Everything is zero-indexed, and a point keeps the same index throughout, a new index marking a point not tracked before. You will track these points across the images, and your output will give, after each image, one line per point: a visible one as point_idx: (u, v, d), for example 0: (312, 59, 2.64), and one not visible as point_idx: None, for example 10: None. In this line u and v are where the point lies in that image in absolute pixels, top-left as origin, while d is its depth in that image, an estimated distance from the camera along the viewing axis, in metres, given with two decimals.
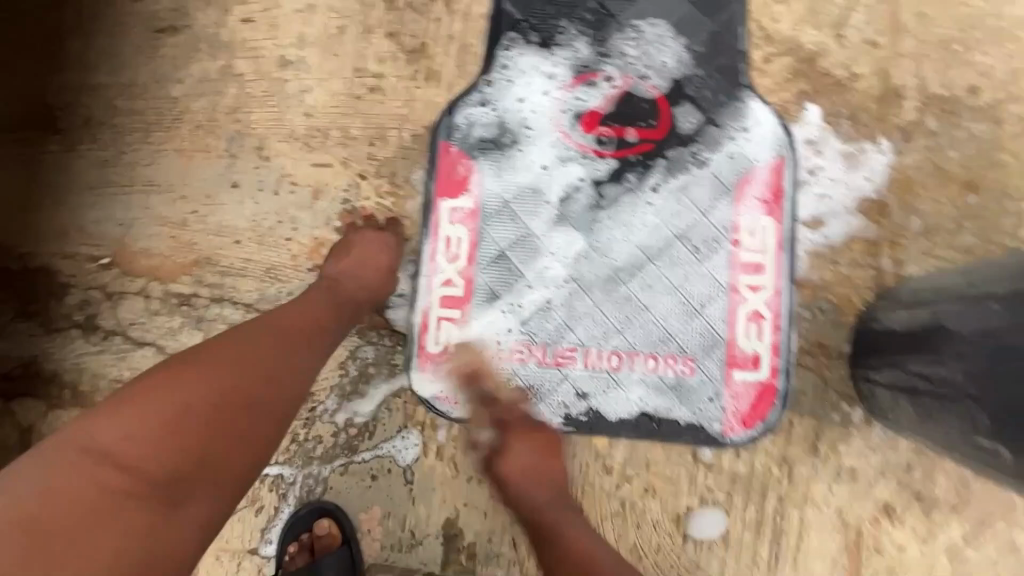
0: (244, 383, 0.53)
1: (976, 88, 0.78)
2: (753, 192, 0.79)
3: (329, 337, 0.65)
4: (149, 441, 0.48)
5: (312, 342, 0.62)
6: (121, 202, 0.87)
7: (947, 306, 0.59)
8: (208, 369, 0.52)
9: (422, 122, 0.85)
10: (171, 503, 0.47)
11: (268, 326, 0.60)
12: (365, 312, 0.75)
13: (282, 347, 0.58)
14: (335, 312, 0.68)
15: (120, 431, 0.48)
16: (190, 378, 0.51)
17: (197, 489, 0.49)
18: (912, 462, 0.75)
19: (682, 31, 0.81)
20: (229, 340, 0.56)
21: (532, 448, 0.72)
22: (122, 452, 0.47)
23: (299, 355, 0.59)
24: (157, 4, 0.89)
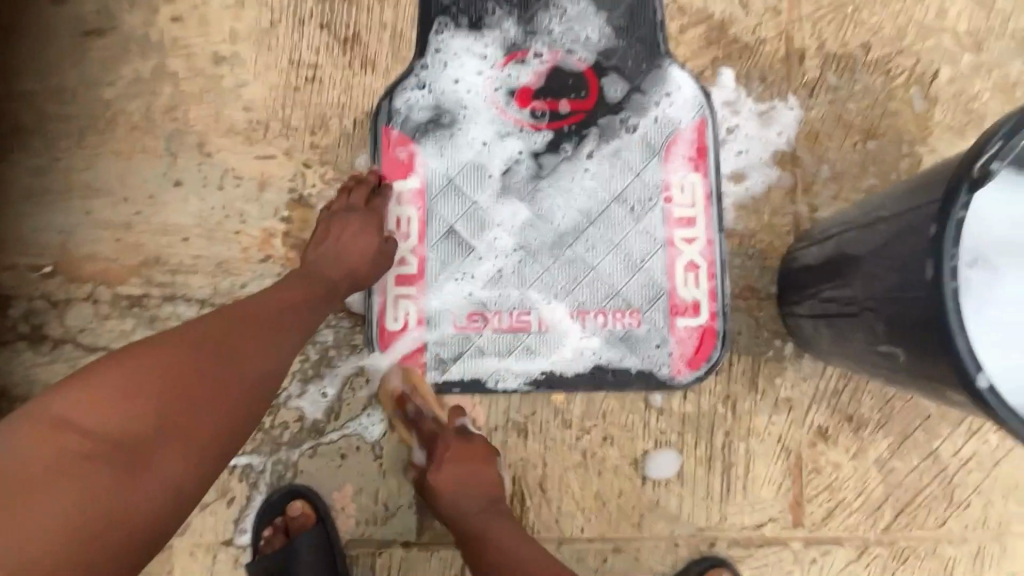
0: (210, 359, 0.56)
1: (867, 45, 0.86)
2: (680, 152, 0.84)
3: (302, 317, 0.67)
4: (114, 411, 0.51)
5: (283, 321, 0.64)
6: (60, 208, 0.86)
7: (849, 235, 0.66)
8: (174, 347, 0.55)
9: (362, 108, 0.87)
10: (132, 470, 0.49)
11: (237, 309, 0.62)
12: (346, 292, 0.75)
13: (252, 329, 0.61)
14: (307, 291, 0.70)
15: (87, 399, 0.51)
16: (158, 356, 0.54)
17: (162, 459, 0.51)
18: (839, 387, 0.82)
19: (602, 7, 0.86)
20: (199, 324, 0.59)
21: (460, 460, 0.73)
22: (89, 422, 0.50)
23: (269, 336, 0.61)
24: (80, 8, 0.88)
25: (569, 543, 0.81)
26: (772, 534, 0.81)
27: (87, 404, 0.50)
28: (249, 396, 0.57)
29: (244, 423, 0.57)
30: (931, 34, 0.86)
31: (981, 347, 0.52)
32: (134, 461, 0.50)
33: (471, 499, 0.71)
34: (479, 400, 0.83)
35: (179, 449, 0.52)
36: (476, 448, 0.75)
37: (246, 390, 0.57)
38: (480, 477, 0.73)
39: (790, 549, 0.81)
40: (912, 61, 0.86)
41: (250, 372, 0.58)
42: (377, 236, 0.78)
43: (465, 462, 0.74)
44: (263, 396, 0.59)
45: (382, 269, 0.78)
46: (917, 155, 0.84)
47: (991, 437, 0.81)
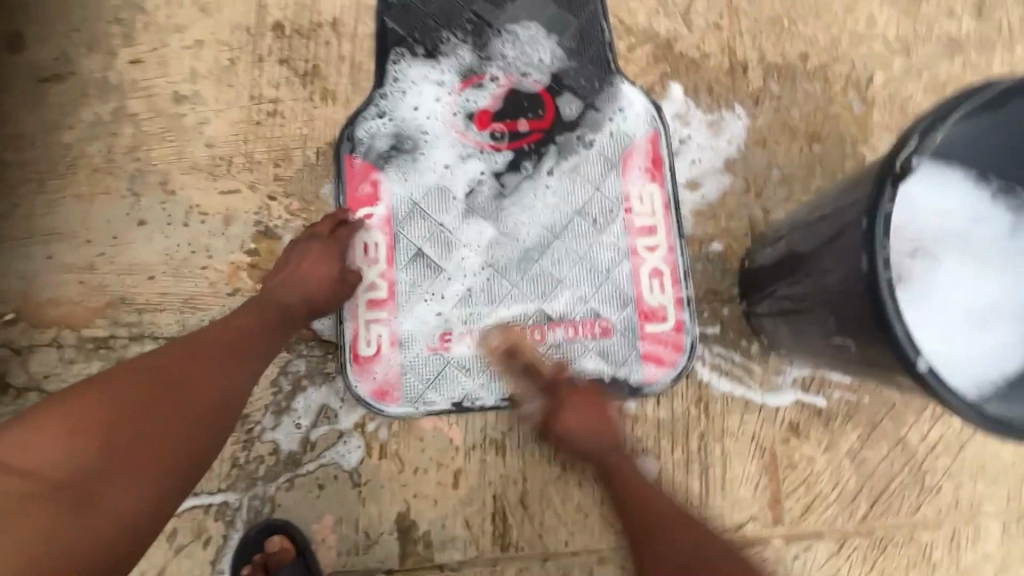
0: (155, 392, 0.56)
1: (805, 54, 0.91)
2: (636, 163, 0.87)
3: (258, 344, 0.66)
4: (57, 446, 0.51)
5: (236, 348, 0.64)
6: (21, 254, 0.85)
7: (797, 234, 0.69)
8: (119, 383, 0.55)
9: (324, 139, 0.88)
10: (71, 508, 0.49)
11: (195, 339, 0.63)
12: (301, 320, 0.74)
13: (206, 357, 0.61)
14: (261, 317, 0.70)
15: (30, 440, 0.51)
16: (105, 389, 0.55)
17: (105, 490, 0.51)
18: (806, 382, 0.84)
19: (552, 30, 0.90)
20: (152, 356, 0.59)
21: (582, 405, 0.77)
22: (30, 459, 0.50)
23: (223, 363, 0.61)
24: (37, 55, 0.89)
25: (554, 558, 0.80)
26: (754, 533, 0.82)
27: (27, 444, 0.51)
28: (204, 423, 0.57)
29: (199, 450, 0.56)
30: (863, 42, 0.91)
31: (923, 336, 0.54)
32: (78, 494, 0.50)
33: (602, 438, 0.76)
34: (455, 420, 0.83)
35: (126, 479, 0.52)
36: (594, 399, 0.78)
37: (200, 414, 0.57)
38: (605, 447, 0.76)
39: (773, 547, 0.81)
40: (848, 67, 0.91)
41: (204, 397, 0.58)
42: (338, 265, 0.78)
43: (587, 407, 0.77)
44: (220, 423, 0.58)
45: (339, 296, 0.78)
46: (860, 155, 0.88)
47: (955, 421, 0.84)
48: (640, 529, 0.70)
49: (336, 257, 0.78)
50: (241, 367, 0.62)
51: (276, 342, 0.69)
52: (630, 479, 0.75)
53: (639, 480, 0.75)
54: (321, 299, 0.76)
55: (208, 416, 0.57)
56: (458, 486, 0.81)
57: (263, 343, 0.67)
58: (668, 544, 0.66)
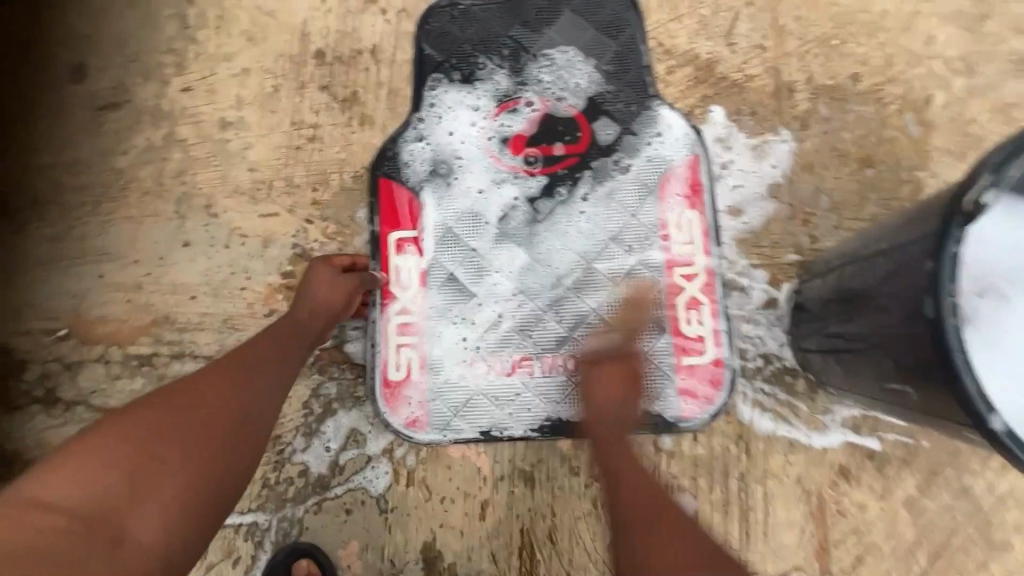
0: (185, 418, 0.55)
1: (857, 75, 0.86)
2: (674, 189, 0.84)
3: (277, 367, 0.66)
4: (90, 479, 0.49)
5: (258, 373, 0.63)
6: (74, 273, 0.89)
7: (850, 268, 0.65)
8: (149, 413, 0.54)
9: (361, 163, 0.89)
10: (110, 539, 0.47)
11: (215, 369, 0.61)
12: (320, 325, 0.74)
13: (226, 385, 0.60)
14: (275, 339, 0.69)
15: (58, 477, 0.48)
16: (124, 427, 0.52)
17: (138, 523, 0.48)
18: (858, 423, 0.79)
19: (590, 54, 0.89)
20: (167, 389, 0.57)
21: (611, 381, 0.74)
22: (55, 499, 0.47)
23: (247, 387, 0.61)
24: (97, 84, 0.94)
25: None
26: None
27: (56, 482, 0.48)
28: (234, 449, 0.56)
29: (229, 476, 0.55)
30: (921, 61, 0.86)
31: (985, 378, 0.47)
32: (109, 531, 0.47)
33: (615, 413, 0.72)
34: (483, 448, 0.81)
35: (159, 509, 0.49)
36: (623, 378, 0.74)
37: (231, 433, 0.56)
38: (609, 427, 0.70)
39: None
40: (904, 88, 0.86)
41: (230, 418, 0.57)
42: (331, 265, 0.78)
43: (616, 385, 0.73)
44: (250, 448, 0.57)
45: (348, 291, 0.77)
46: (918, 181, 0.83)
47: None
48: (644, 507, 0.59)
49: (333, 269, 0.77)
50: (265, 392, 0.62)
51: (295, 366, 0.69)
52: (629, 459, 0.67)
53: (632, 456, 0.67)
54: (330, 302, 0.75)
55: (236, 443, 0.56)
56: (485, 517, 0.80)
57: (283, 369, 0.66)
58: (667, 535, 0.56)
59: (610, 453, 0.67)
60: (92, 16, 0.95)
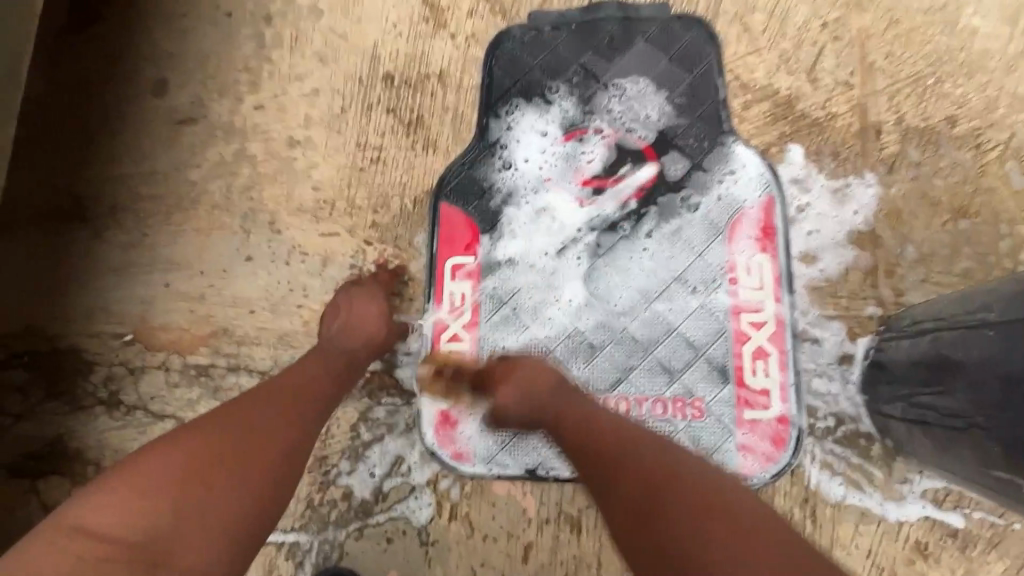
0: (230, 441, 0.54)
1: (953, 117, 0.80)
2: (744, 231, 0.80)
3: (321, 394, 0.66)
4: (133, 505, 0.48)
5: (302, 401, 0.63)
6: (143, 281, 0.93)
7: (945, 334, 0.60)
8: (194, 437, 0.54)
9: (422, 188, 0.89)
10: (152, 566, 0.46)
11: (263, 395, 0.61)
12: (365, 360, 0.75)
13: (272, 409, 0.59)
14: (325, 365, 0.70)
15: (104, 504, 0.48)
16: (175, 451, 0.52)
17: (182, 550, 0.47)
18: (939, 495, 0.72)
19: (663, 85, 0.86)
20: (218, 412, 0.58)
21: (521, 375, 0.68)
22: (104, 524, 0.47)
23: (292, 414, 0.60)
24: (176, 99, 0.97)
25: None
26: None
27: (102, 507, 0.48)
28: (277, 479, 0.55)
29: (274, 507, 0.54)
30: None
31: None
32: (152, 556, 0.46)
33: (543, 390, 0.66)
34: (528, 488, 0.79)
35: (200, 539, 0.48)
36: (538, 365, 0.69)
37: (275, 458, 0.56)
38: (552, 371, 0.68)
39: None
40: (1006, 133, 0.79)
41: (275, 443, 0.56)
42: (383, 302, 0.80)
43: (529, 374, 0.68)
44: (294, 479, 0.56)
45: (393, 330, 0.79)
46: (1019, 236, 0.76)
47: None
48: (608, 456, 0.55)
49: (383, 295, 0.81)
50: (312, 423, 0.62)
51: (341, 394, 0.69)
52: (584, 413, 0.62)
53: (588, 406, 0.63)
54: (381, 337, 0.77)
55: (279, 474, 0.55)
56: (527, 560, 0.77)
57: (327, 397, 0.66)
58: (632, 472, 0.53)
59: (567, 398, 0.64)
60: (176, 34, 0.99)
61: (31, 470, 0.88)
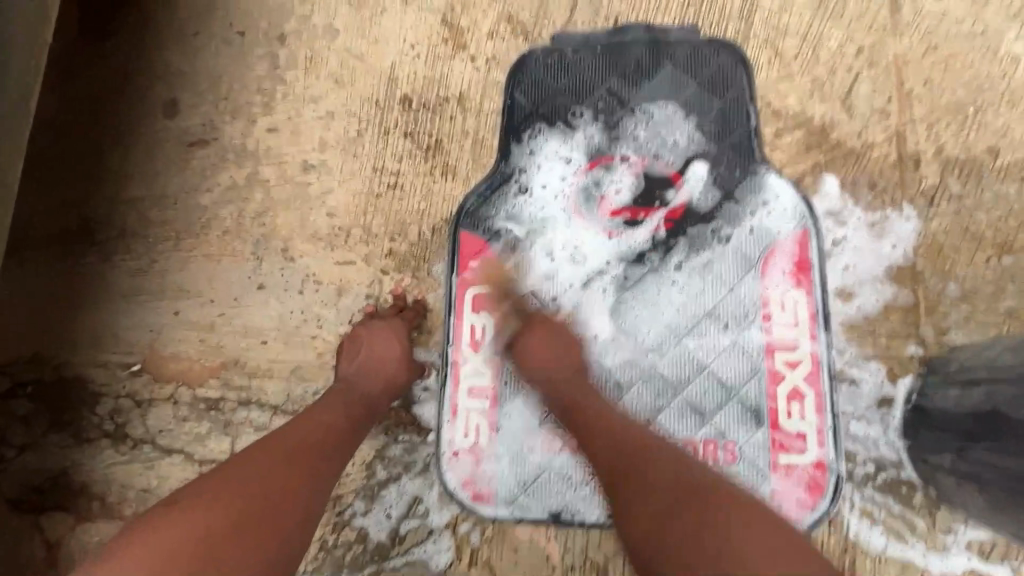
0: (244, 501, 0.51)
1: (995, 148, 0.77)
2: (778, 264, 0.77)
3: (337, 442, 0.62)
4: None
5: (319, 451, 0.59)
6: (151, 309, 0.90)
7: (1001, 388, 0.57)
8: (206, 500, 0.50)
9: (441, 215, 0.86)
10: None
11: (272, 444, 0.58)
12: (382, 404, 0.73)
13: (287, 462, 0.56)
14: (343, 410, 0.67)
15: None
16: (181, 518, 0.49)
17: None
18: (986, 548, 0.69)
19: (691, 111, 0.83)
20: (231, 467, 0.54)
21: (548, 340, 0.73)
22: None
23: (308, 467, 0.57)
24: (187, 120, 0.94)
25: None
26: None
27: None
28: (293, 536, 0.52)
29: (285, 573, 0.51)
30: None
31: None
32: None
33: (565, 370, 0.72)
34: (553, 533, 0.76)
35: None
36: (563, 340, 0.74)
37: (291, 517, 0.52)
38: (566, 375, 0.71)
39: None
40: None
41: (291, 501, 0.53)
42: (404, 342, 0.78)
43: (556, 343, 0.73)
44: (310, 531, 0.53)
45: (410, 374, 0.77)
46: None
47: None
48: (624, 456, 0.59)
49: (404, 333, 0.79)
50: (327, 469, 0.58)
51: (358, 438, 0.66)
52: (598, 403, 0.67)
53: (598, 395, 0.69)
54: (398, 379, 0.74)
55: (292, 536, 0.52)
56: None
57: (343, 444, 0.63)
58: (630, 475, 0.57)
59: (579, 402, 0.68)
60: (188, 53, 0.96)
61: (33, 505, 0.85)
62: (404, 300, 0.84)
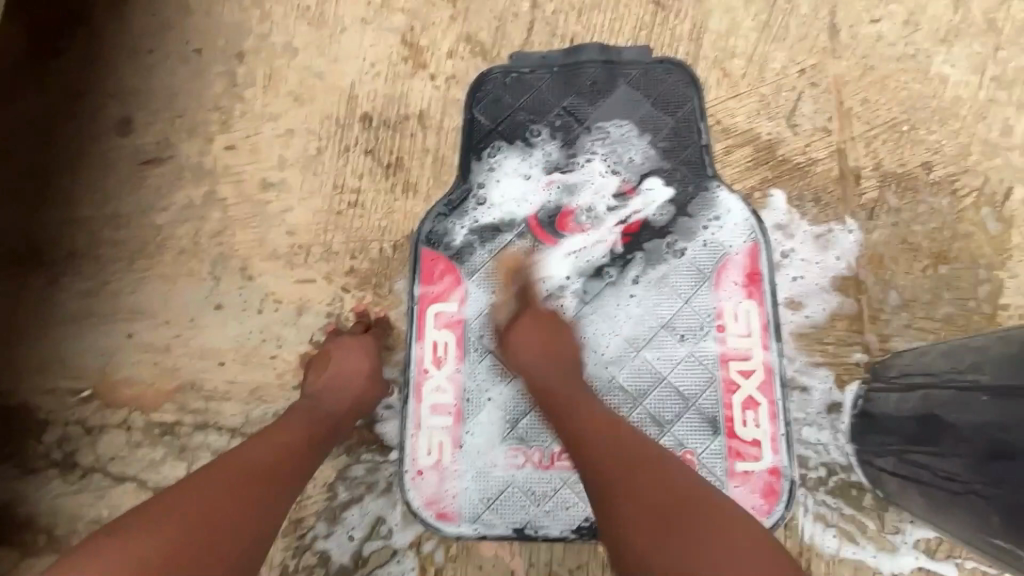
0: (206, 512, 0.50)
1: (928, 163, 0.82)
2: (730, 276, 0.80)
3: (299, 461, 0.61)
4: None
5: (281, 468, 0.58)
6: (103, 331, 0.87)
7: (936, 391, 0.60)
8: (163, 515, 0.48)
9: (402, 232, 0.86)
10: None
11: (219, 465, 0.55)
12: (348, 422, 0.73)
13: (248, 476, 0.55)
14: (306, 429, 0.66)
15: None
16: (123, 547, 0.45)
17: None
18: (932, 546, 0.72)
19: (645, 129, 0.86)
20: (187, 484, 0.52)
21: (537, 334, 0.74)
22: None
23: (270, 483, 0.56)
24: (142, 138, 0.93)
25: None
26: None
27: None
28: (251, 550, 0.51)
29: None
30: (998, 152, 0.81)
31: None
32: None
33: (551, 368, 0.70)
34: (517, 548, 0.76)
35: None
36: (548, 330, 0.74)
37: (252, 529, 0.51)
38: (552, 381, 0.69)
39: None
40: (980, 180, 0.81)
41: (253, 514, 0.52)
42: (371, 360, 0.77)
43: (542, 334, 0.74)
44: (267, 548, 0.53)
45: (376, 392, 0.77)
46: (997, 281, 0.78)
47: None
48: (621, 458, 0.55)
49: (371, 351, 0.78)
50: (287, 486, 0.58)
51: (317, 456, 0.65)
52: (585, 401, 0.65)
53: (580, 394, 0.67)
54: (361, 397, 0.74)
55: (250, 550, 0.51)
56: None
57: (303, 462, 0.62)
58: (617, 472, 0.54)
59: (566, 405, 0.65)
60: (143, 70, 0.95)
61: None
62: (368, 317, 0.84)
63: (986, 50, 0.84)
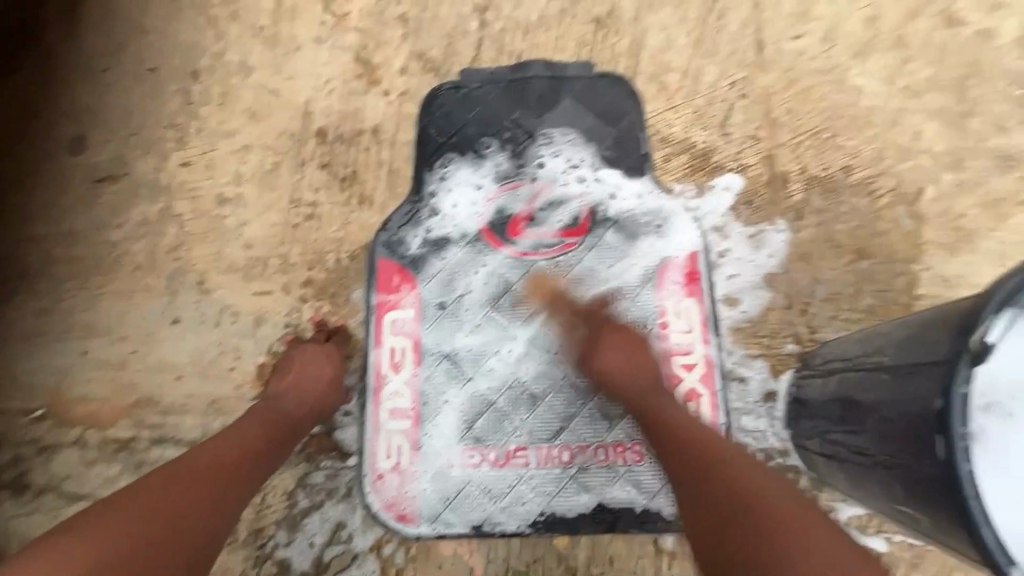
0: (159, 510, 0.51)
1: (849, 167, 0.89)
2: (672, 276, 0.85)
3: (257, 465, 0.63)
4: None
5: (237, 470, 0.60)
6: (57, 349, 0.87)
7: (851, 375, 0.65)
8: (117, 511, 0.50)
9: (358, 243, 0.89)
10: None
11: (179, 466, 0.57)
12: (307, 425, 0.74)
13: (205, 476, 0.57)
14: (266, 432, 0.68)
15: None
16: (77, 545, 0.47)
17: None
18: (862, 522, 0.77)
19: (590, 140, 0.91)
20: (146, 483, 0.54)
21: (621, 345, 0.76)
22: None
23: (225, 484, 0.58)
24: (96, 157, 0.93)
25: None
26: None
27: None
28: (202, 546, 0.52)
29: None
30: (911, 156, 0.89)
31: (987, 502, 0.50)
32: None
33: (637, 379, 0.73)
34: (476, 545, 0.78)
35: None
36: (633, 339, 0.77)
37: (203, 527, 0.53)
38: (644, 384, 0.72)
39: None
40: (895, 181, 0.88)
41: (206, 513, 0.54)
42: (335, 365, 0.80)
43: (628, 347, 0.76)
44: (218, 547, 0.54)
45: (336, 397, 0.79)
46: (912, 274, 0.84)
47: None
48: (695, 465, 0.59)
49: (336, 357, 0.80)
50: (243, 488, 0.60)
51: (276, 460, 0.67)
52: (674, 409, 0.69)
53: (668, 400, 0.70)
54: (321, 400, 0.76)
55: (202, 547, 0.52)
56: None
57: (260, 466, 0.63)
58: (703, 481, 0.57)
59: (653, 410, 0.69)
60: (96, 89, 0.95)
61: None
62: (328, 326, 0.86)
63: (897, 62, 0.92)
